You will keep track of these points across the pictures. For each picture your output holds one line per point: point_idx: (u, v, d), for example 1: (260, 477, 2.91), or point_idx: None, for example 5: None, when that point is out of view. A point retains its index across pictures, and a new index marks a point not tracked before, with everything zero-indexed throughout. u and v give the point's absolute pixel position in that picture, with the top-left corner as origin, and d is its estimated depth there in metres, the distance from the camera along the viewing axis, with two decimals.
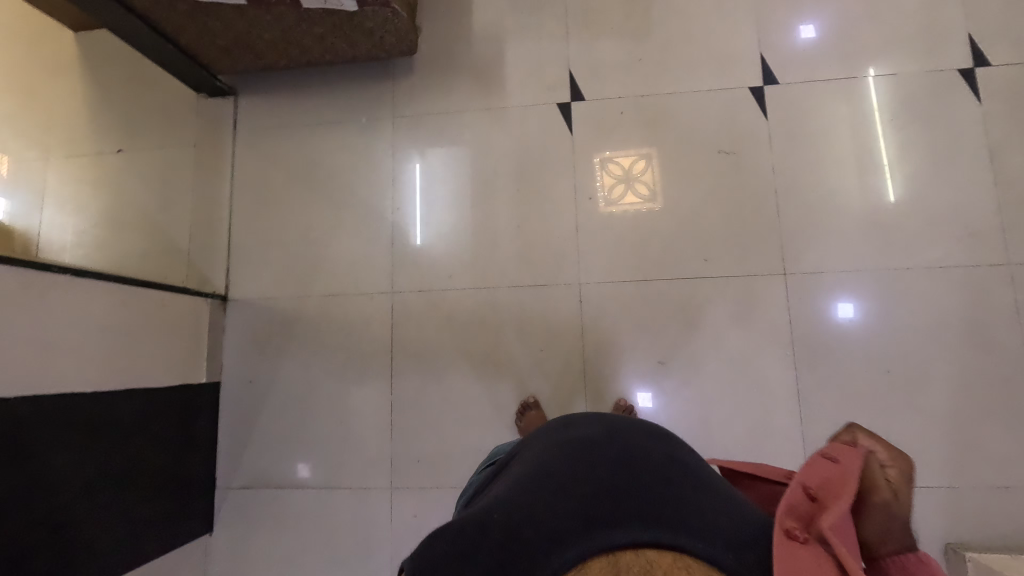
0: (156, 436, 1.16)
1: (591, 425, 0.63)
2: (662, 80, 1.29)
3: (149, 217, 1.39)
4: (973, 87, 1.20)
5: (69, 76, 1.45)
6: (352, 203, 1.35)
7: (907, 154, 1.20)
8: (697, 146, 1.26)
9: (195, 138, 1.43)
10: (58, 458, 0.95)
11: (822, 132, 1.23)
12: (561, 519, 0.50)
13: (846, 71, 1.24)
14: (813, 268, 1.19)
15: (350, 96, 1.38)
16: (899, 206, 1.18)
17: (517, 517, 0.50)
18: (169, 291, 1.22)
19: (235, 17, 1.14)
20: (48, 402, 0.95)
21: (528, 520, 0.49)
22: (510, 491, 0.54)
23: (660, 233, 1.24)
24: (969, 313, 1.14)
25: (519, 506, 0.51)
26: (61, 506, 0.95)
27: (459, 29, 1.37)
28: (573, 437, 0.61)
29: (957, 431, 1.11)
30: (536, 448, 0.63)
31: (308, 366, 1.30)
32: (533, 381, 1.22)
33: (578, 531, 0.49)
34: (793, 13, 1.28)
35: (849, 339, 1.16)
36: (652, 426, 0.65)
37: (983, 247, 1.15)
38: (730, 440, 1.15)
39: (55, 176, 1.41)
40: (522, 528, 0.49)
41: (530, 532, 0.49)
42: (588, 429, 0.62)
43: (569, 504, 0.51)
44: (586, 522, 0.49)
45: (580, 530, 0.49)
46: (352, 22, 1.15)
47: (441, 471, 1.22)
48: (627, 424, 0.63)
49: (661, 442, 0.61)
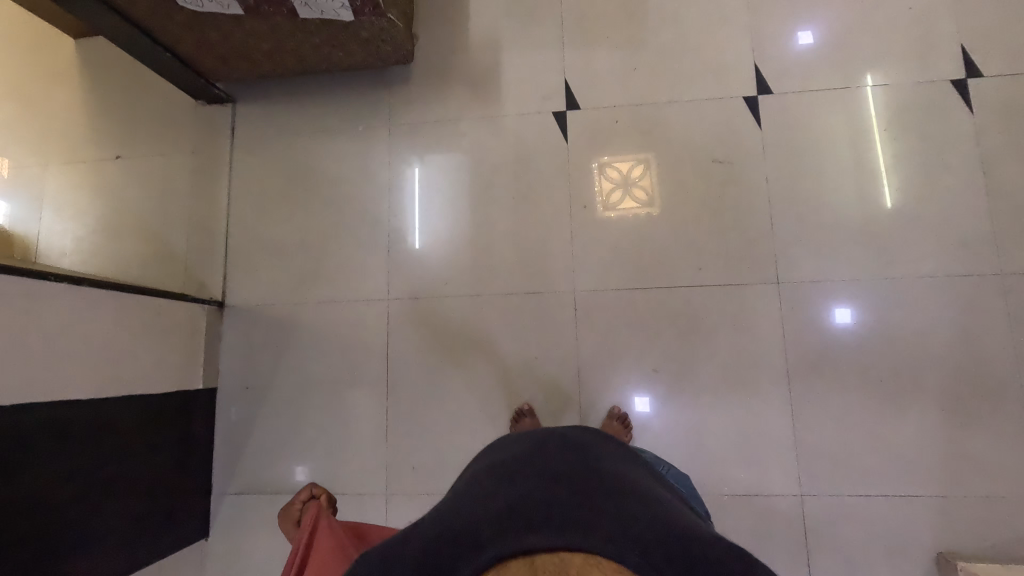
0: (153, 443, 1.16)
1: (520, 447, 0.68)
2: (657, 89, 1.30)
3: (147, 223, 1.40)
4: (965, 98, 1.21)
5: (68, 82, 1.46)
6: (348, 211, 1.35)
7: (899, 164, 1.21)
8: (690, 154, 1.27)
9: (193, 145, 1.44)
10: (57, 465, 0.96)
11: (816, 141, 1.24)
12: (479, 526, 0.54)
13: (839, 81, 1.25)
14: (806, 277, 1.19)
15: (347, 104, 1.39)
16: (892, 216, 1.19)
17: (441, 533, 0.54)
18: (167, 298, 1.23)
19: (233, 28, 1.15)
20: (46, 409, 0.95)
21: (450, 531, 0.54)
22: (440, 512, 0.59)
23: (654, 241, 1.24)
24: (961, 323, 1.14)
25: (444, 523, 0.55)
26: (59, 514, 0.96)
27: (456, 37, 1.38)
28: (503, 459, 0.66)
29: (951, 440, 1.11)
30: (473, 471, 0.68)
31: (305, 373, 1.31)
32: (527, 388, 1.23)
33: (495, 537, 0.52)
34: (787, 24, 1.29)
35: (842, 348, 1.16)
36: (577, 440, 0.70)
37: (976, 257, 1.16)
38: (724, 448, 1.16)
39: (53, 182, 1.42)
40: (444, 541, 0.53)
41: (451, 544, 0.52)
42: (519, 451, 0.67)
43: (491, 513, 0.55)
44: (503, 528, 0.53)
45: (495, 535, 0.52)
46: (349, 32, 1.16)
47: (435, 477, 1.22)
48: (551, 442, 0.68)
49: (582, 457, 0.66)
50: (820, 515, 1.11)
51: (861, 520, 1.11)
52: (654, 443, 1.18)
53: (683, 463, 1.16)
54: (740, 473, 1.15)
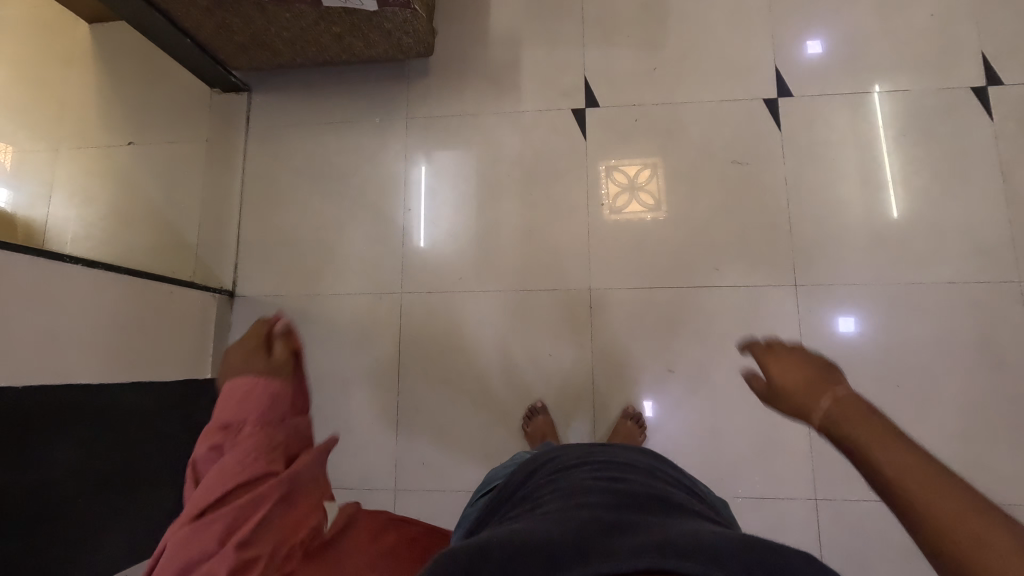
0: (161, 432, 1.15)
1: (601, 481, 0.59)
2: (676, 89, 1.30)
3: (157, 210, 1.38)
4: (986, 106, 1.21)
5: (81, 67, 1.44)
6: (362, 202, 1.34)
7: (917, 169, 1.21)
8: (709, 156, 1.26)
9: (208, 132, 1.43)
10: (66, 451, 0.94)
11: (833, 145, 1.24)
12: (557, 545, 0.42)
13: (859, 86, 1.25)
14: (824, 281, 1.19)
15: (364, 96, 1.39)
16: (910, 222, 1.19)
17: (514, 545, 0.42)
18: (178, 285, 1.22)
19: (254, 14, 1.14)
20: (54, 392, 0.93)
21: (525, 550, 0.41)
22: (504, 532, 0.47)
23: (669, 241, 1.24)
24: (980, 331, 1.14)
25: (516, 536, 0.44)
26: (63, 502, 0.93)
27: (476, 32, 1.37)
28: (564, 500, 0.56)
29: (965, 447, 1.11)
30: (531, 513, 0.57)
31: (314, 365, 1.29)
32: (540, 386, 1.22)
33: (577, 555, 0.40)
34: (807, 27, 1.29)
35: (857, 353, 1.16)
36: (629, 479, 0.60)
37: (994, 264, 1.15)
38: (738, 450, 1.15)
39: (64, 167, 1.40)
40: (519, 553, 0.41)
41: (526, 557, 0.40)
42: (582, 490, 0.57)
43: (566, 537, 0.43)
44: (584, 547, 0.41)
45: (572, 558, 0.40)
46: (372, 22, 1.15)
47: (444, 474, 1.21)
48: (620, 483, 0.58)
49: (645, 497, 0.55)
50: (833, 520, 1.10)
51: (875, 526, 1.10)
52: (667, 444, 1.17)
53: (695, 466, 1.15)
54: (753, 475, 1.14)
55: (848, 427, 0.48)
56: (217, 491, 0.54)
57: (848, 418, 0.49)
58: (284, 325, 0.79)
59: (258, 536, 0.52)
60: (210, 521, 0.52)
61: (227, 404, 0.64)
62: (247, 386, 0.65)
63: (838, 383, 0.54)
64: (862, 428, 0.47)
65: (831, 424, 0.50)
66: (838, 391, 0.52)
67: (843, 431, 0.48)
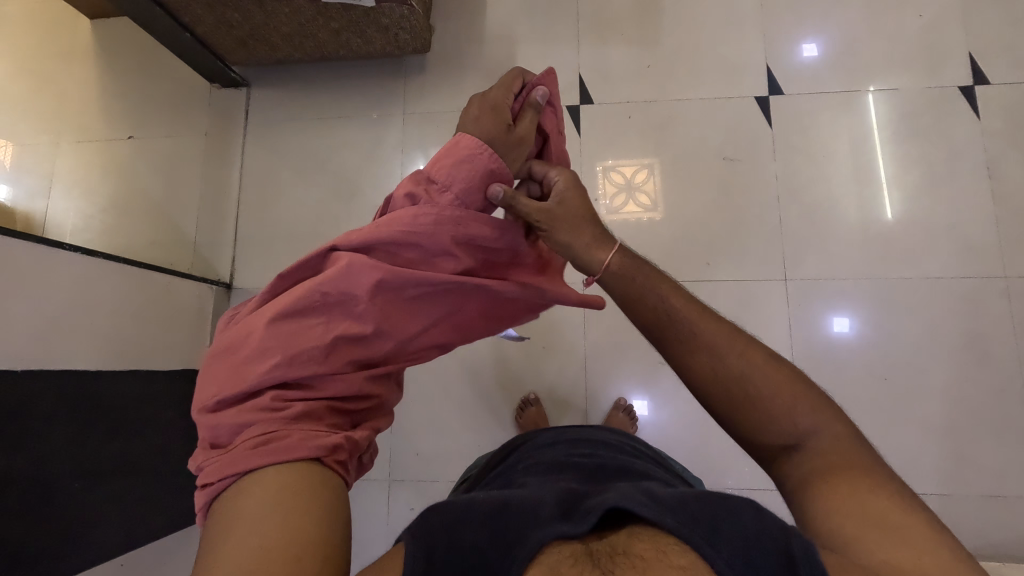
0: (158, 421, 1.16)
1: (578, 457, 0.64)
2: (670, 87, 1.32)
3: (156, 203, 1.39)
4: (973, 105, 1.23)
5: (82, 62, 1.46)
6: (360, 197, 1.36)
7: (906, 166, 1.23)
8: (701, 153, 1.28)
9: (207, 127, 1.45)
10: (64, 436, 0.96)
11: (823, 143, 1.25)
12: (543, 506, 0.46)
13: (849, 85, 1.27)
14: (815, 276, 1.21)
15: (362, 92, 1.40)
16: (898, 219, 1.21)
17: (507, 504, 0.47)
18: (176, 276, 1.23)
19: (254, 9, 1.16)
20: (53, 378, 0.95)
21: (515, 508, 0.46)
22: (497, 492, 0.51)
23: (662, 236, 1.25)
24: (967, 325, 1.15)
25: (510, 496, 0.48)
26: (62, 487, 0.94)
27: (473, 29, 1.39)
28: (545, 469, 0.61)
29: (951, 440, 1.12)
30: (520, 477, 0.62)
31: None
32: (534, 379, 1.23)
33: (557, 515, 0.45)
34: (798, 27, 1.31)
35: (846, 347, 1.18)
36: (603, 454, 0.66)
37: (981, 260, 1.17)
38: (729, 442, 1.16)
39: (65, 160, 1.41)
40: (511, 513, 0.45)
41: (515, 517, 0.45)
42: (560, 462, 0.62)
43: (550, 497, 0.48)
44: (562, 509, 0.46)
45: (555, 514, 0.45)
46: (369, 18, 1.17)
47: (438, 465, 1.22)
48: (593, 457, 0.65)
49: (616, 467, 0.62)
50: None
51: None
52: (657, 436, 1.18)
53: (686, 458, 1.16)
54: (743, 467, 1.15)
55: (653, 295, 0.57)
56: (391, 245, 0.57)
57: (666, 296, 0.57)
58: (544, 95, 0.67)
59: (394, 325, 0.56)
60: (377, 274, 0.55)
61: (444, 156, 0.61)
62: (474, 151, 0.61)
63: (609, 243, 0.61)
64: (681, 302, 0.56)
65: (615, 277, 0.59)
66: (607, 254, 0.60)
67: (656, 303, 0.57)
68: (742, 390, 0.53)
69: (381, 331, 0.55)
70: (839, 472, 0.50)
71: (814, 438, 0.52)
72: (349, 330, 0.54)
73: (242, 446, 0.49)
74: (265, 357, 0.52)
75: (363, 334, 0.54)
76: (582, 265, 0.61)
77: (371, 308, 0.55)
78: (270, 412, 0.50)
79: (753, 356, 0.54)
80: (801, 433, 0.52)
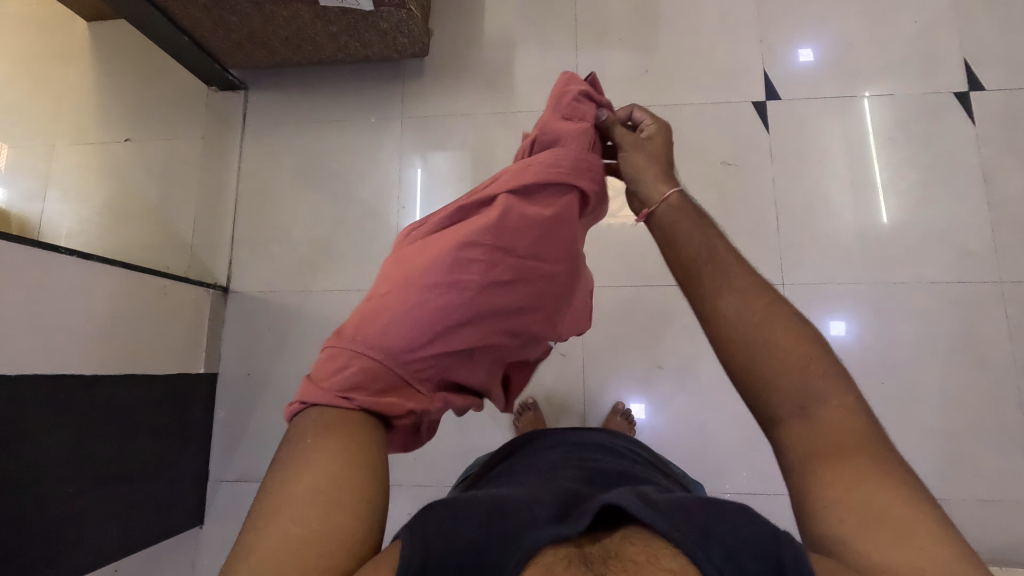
0: (152, 425, 1.15)
1: (578, 461, 0.63)
2: (667, 91, 1.32)
3: (152, 207, 1.39)
4: (968, 110, 1.24)
5: (79, 65, 1.45)
6: (357, 200, 1.36)
7: (902, 172, 1.23)
8: (698, 157, 1.28)
9: (204, 130, 1.44)
10: (58, 441, 0.95)
11: (820, 148, 1.26)
12: (541, 510, 0.46)
13: (845, 90, 1.28)
14: (812, 280, 1.21)
15: (361, 95, 1.40)
16: (894, 223, 1.21)
17: (503, 507, 0.46)
18: (172, 279, 1.23)
19: (252, 13, 1.16)
20: (47, 383, 0.94)
21: (513, 511, 0.45)
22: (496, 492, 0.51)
23: None
24: (963, 329, 1.16)
25: (508, 498, 0.48)
26: (52, 490, 0.94)
27: (471, 34, 1.40)
28: (544, 470, 0.61)
29: (947, 444, 1.12)
30: (520, 476, 0.62)
31: (306, 360, 1.30)
32: (532, 383, 1.23)
33: (554, 519, 0.45)
34: (795, 32, 1.32)
35: (843, 351, 1.18)
36: (602, 457, 0.66)
37: (977, 264, 1.18)
38: (727, 447, 1.16)
39: (60, 163, 1.40)
40: (509, 515, 0.45)
41: (511, 519, 0.44)
42: (559, 464, 0.62)
43: (549, 502, 0.48)
44: (556, 513, 0.46)
45: (553, 519, 0.45)
46: (368, 22, 1.17)
47: (435, 469, 1.22)
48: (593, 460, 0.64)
49: (614, 471, 0.61)
50: None
51: None
52: (655, 440, 1.18)
53: (684, 461, 1.16)
54: (741, 471, 1.15)
55: (689, 236, 0.56)
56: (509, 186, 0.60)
57: (707, 240, 0.56)
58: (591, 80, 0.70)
59: (507, 283, 0.58)
60: (501, 217, 0.58)
61: (556, 106, 0.65)
62: (576, 111, 0.65)
63: (672, 182, 0.60)
64: (721, 248, 0.56)
65: (663, 222, 0.58)
66: (668, 189, 0.59)
67: (693, 245, 0.56)
68: (754, 343, 0.51)
69: (492, 287, 0.56)
70: (848, 453, 0.46)
71: (822, 405, 0.49)
72: (472, 278, 0.55)
73: (360, 371, 0.49)
74: (376, 311, 0.53)
75: (468, 296, 0.55)
76: (638, 202, 0.61)
77: (494, 257, 0.57)
78: (393, 352, 0.51)
79: (773, 316, 0.52)
80: (810, 399, 0.49)
